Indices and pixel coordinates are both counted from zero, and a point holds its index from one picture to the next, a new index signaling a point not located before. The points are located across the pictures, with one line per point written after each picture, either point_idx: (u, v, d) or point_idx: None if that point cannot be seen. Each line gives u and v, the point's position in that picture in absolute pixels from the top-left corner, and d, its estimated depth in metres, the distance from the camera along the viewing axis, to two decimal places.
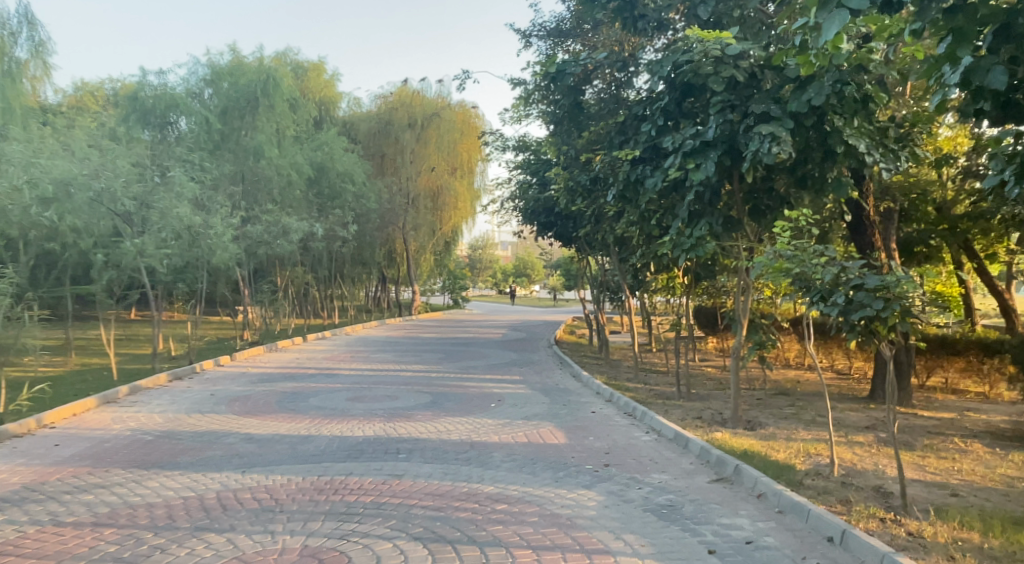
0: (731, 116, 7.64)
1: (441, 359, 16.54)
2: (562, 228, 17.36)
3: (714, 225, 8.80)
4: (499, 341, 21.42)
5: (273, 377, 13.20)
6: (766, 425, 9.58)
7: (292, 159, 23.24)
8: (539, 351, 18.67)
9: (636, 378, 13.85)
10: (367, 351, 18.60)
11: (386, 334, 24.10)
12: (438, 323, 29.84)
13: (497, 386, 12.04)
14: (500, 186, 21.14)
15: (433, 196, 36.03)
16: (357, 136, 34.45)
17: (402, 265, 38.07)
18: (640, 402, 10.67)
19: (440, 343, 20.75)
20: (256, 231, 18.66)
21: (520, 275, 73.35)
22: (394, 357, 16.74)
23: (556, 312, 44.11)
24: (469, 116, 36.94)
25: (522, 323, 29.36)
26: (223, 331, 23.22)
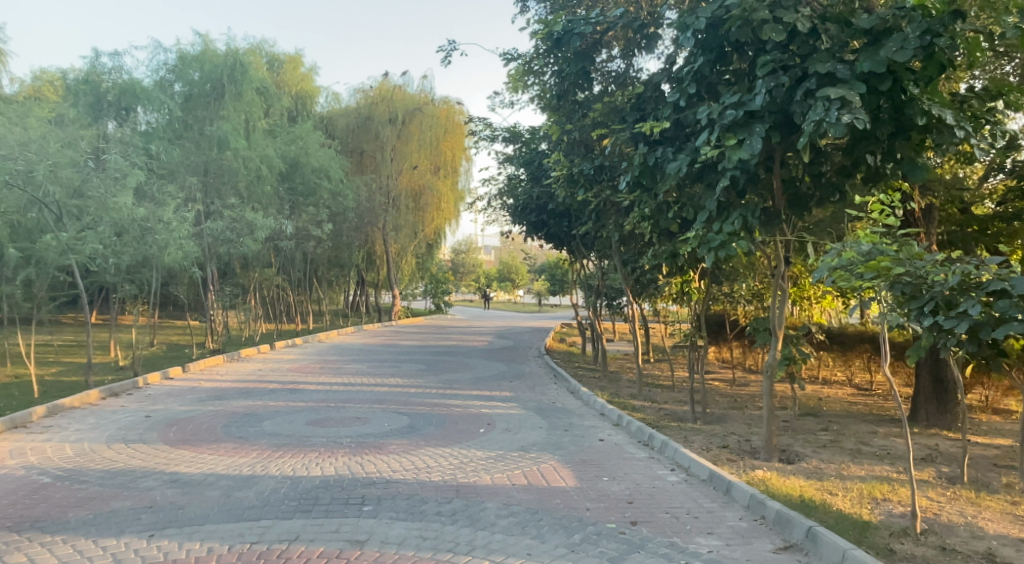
0: (784, 80, 6.16)
1: (421, 370, 14.90)
2: (555, 225, 15.90)
3: (749, 218, 7.33)
4: (485, 351, 19.78)
5: (228, 393, 11.53)
6: (806, 456, 8.05)
7: (263, 152, 21.53)
8: (528, 362, 17.08)
9: (641, 396, 12.28)
10: (340, 361, 16.91)
11: (362, 342, 22.41)
12: (419, 330, 28.14)
13: (485, 407, 10.46)
14: (486, 182, 19.56)
15: (415, 196, 34.35)
16: (335, 132, 32.80)
17: (382, 268, 36.27)
18: (653, 427, 9.12)
19: (421, 352, 19.09)
20: (217, 228, 16.96)
21: (504, 280, 71.69)
22: (370, 368, 15.10)
23: (543, 318, 42.44)
24: (453, 113, 35.35)
25: (509, 329, 27.70)
26: (186, 337, 21.46)
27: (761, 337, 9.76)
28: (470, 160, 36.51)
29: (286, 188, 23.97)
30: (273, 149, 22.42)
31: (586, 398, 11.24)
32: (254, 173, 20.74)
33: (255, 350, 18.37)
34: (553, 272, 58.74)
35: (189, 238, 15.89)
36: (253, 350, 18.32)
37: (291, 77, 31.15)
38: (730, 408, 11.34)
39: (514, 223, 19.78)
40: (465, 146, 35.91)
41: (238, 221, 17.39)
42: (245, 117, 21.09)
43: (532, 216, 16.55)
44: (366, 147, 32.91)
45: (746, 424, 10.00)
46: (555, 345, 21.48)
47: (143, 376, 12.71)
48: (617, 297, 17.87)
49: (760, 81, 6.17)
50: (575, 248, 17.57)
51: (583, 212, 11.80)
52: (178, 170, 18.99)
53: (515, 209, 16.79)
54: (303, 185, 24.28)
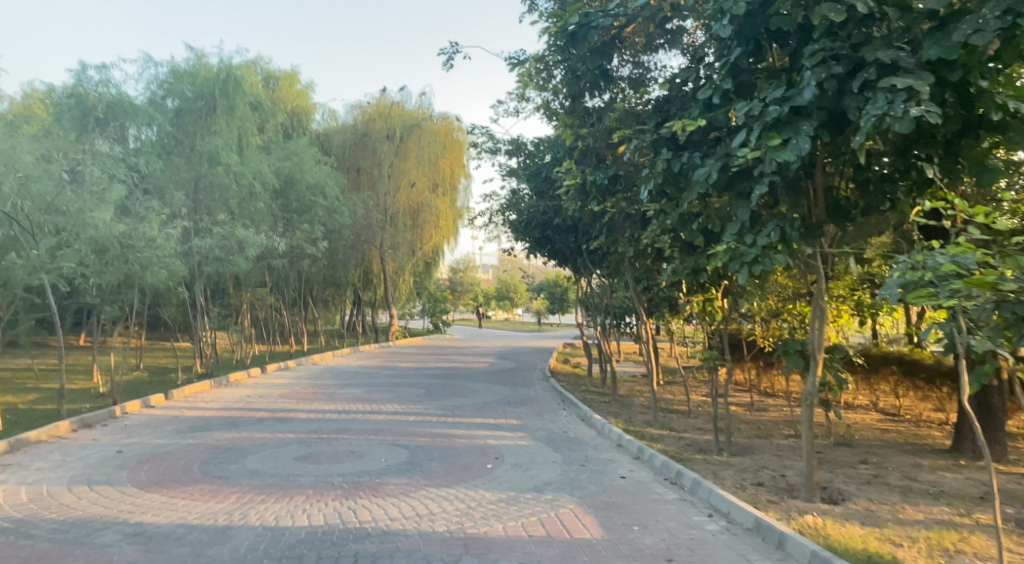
0: (835, 71, 5.44)
1: (421, 395, 14.06)
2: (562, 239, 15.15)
3: (788, 230, 6.59)
4: (486, 373, 18.95)
5: (213, 423, 10.71)
6: (852, 495, 7.22)
7: (257, 168, 20.75)
8: (533, 385, 16.25)
9: (657, 423, 11.45)
10: (335, 384, 16.09)
11: (358, 364, 21.57)
12: (416, 351, 27.29)
13: (490, 437, 9.65)
14: (487, 198, 18.80)
15: (413, 213, 33.61)
16: (332, 149, 32.12)
17: (379, 287, 35.43)
18: (677, 461, 8.30)
19: (420, 375, 18.28)
20: (206, 246, 16.17)
21: (503, 298, 70.86)
22: (367, 393, 14.27)
23: (543, 337, 41.58)
24: (452, 129, 34.69)
25: (510, 350, 26.84)
26: (175, 360, 20.61)
27: (792, 360, 8.95)
28: (469, 177, 35.84)
29: (280, 205, 23.18)
30: (267, 165, 21.70)
31: (599, 427, 10.41)
32: (247, 190, 19.96)
33: (245, 374, 17.52)
34: (552, 290, 57.94)
35: (176, 256, 15.09)
36: (243, 374, 17.48)
37: (287, 94, 30.55)
38: (755, 437, 10.51)
39: (517, 239, 19.00)
40: (464, 162, 35.25)
41: (228, 238, 16.59)
42: (237, 132, 20.33)
43: (539, 228, 15.80)
44: (363, 164, 32.20)
45: (775, 455, 9.18)
46: (559, 366, 20.65)
47: (123, 403, 11.88)
48: (626, 317, 17.06)
49: (808, 72, 5.45)
50: (582, 265, 16.81)
51: (595, 225, 11.03)
52: (167, 186, 18.27)
53: (520, 224, 16.02)
54: (298, 203, 23.48)
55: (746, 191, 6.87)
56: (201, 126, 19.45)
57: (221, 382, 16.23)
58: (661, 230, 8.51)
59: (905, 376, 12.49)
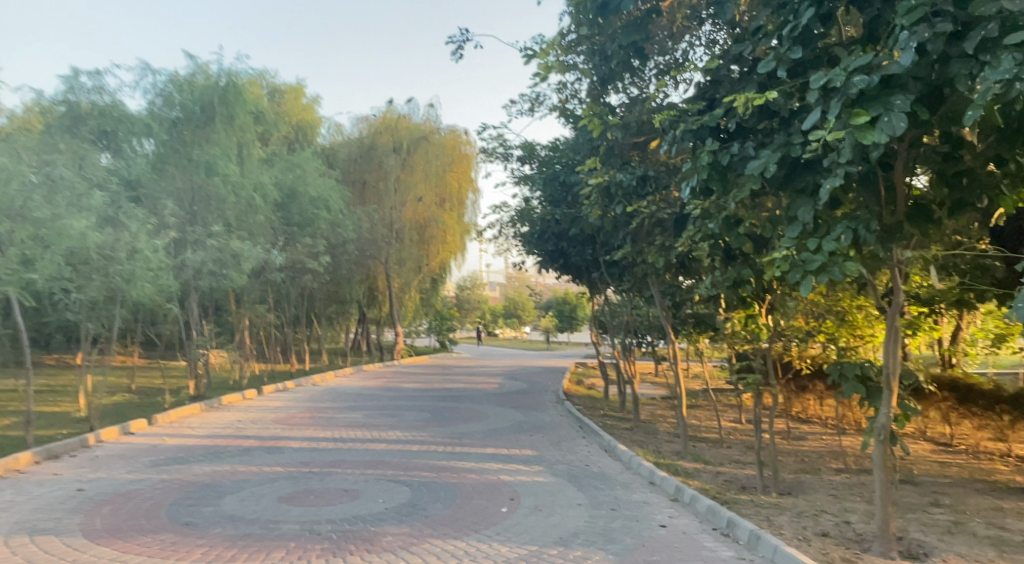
0: (938, 32, 4.40)
1: (426, 421, 12.94)
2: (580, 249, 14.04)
3: (862, 233, 5.55)
4: (496, 395, 17.82)
5: (194, 454, 9.62)
6: (937, 551, 6.09)
7: (257, 180, 19.76)
8: (546, 409, 15.10)
9: (688, 455, 10.31)
10: (335, 407, 15.01)
11: (361, 384, 20.51)
12: (422, 370, 26.18)
13: (503, 472, 8.53)
14: (497, 209, 17.75)
15: (419, 228, 32.68)
16: (336, 162, 31.25)
17: (384, 304, 34.37)
18: (722, 503, 7.17)
19: (425, 397, 17.17)
20: (199, 259, 15.12)
21: (510, 316, 69.64)
22: (368, 418, 13.16)
23: (553, 356, 40.40)
24: (460, 142, 33.76)
25: (520, 370, 25.69)
26: (168, 380, 19.57)
27: (849, 387, 7.86)
28: (477, 192, 34.87)
29: (280, 218, 22.17)
30: (267, 176, 20.73)
31: (624, 459, 9.31)
32: (246, 201, 18.94)
33: (239, 396, 16.45)
34: (561, 308, 56.87)
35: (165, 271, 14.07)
36: (238, 396, 16.41)
37: (291, 106, 30.16)
38: (800, 472, 9.36)
39: (528, 253, 17.91)
40: (472, 176, 34.34)
41: (220, 250, 15.52)
42: (237, 142, 19.31)
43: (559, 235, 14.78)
44: (368, 177, 31.29)
45: (829, 496, 8.03)
46: (572, 388, 19.49)
47: (99, 430, 10.82)
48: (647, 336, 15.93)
49: (905, 33, 4.41)
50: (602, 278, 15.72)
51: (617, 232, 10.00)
52: (158, 195, 17.27)
53: (534, 236, 14.98)
54: (300, 215, 22.42)
55: (808, 188, 5.84)
56: (196, 134, 17.67)
57: (213, 405, 15.16)
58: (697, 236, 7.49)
59: (960, 403, 11.31)
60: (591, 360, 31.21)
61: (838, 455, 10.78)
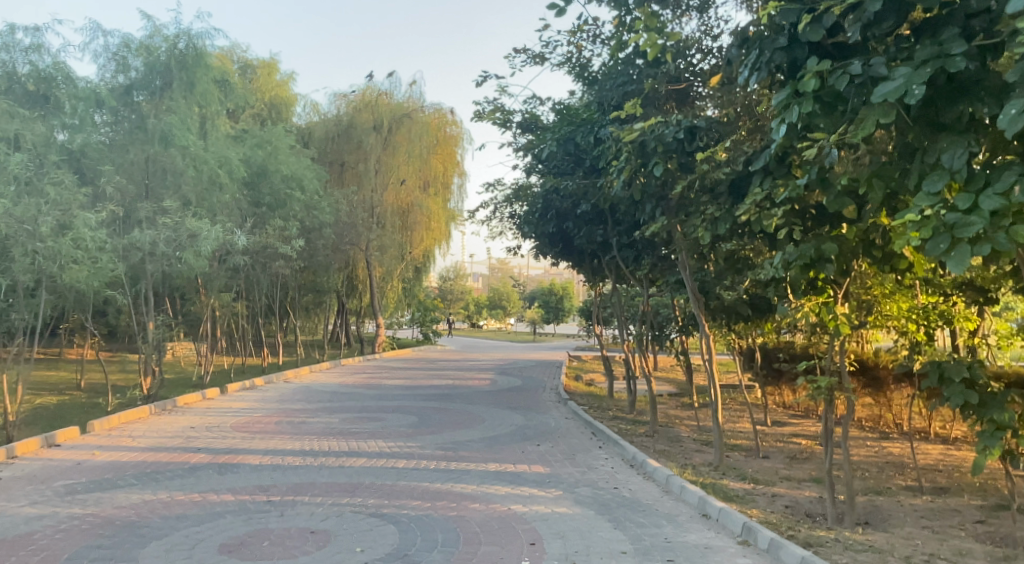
0: None
1: (413, 427, 11.15)
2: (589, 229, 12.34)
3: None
4: (489, 394, 16.07)
5: (127, 474, 7.79)
6: None
7: (226, 158, 17.87)
8: (548, 410, 13.39)
9: (730, 470, 8.63)
10: (308, 409, 13.18)
11: (338, 381, 18.65)
12: (405, 364, 24.34)
13: (512, 499, 6.80)
14: (490, 187, 15.96)
15: (401, 213, 30.79)
16: (312, 142, 29.30)
17: (364, 294, 32.46)
18: (806, 549, 5.49)
19: (410, 396, 15.38)
20: (151, 238, 13.19)
21: (494, 307, 67.82)
22: (345, 424, 11.36)
23: (541, 348, 38.66)
24: (445, 122, 31.79)
25: (511, 365, 23.92)
26: (122, 376, 17.61)
27: (955, 398, 6.22)
28: (462, 175, 32.96)
29: (250, 200, 20.23)
30: (235, 153, 18.77)
31: (660, 480, 7.61)
32: (211, 179, 17.01)
33: (200, 395, 14.56)
34: (547, 299, 55.40)
35: (107, 252, 12.15)
36: (198, 396, 14.52)
37: (264, 83, 28.34)
38: (871, 493, 7.70)
39: (524, 237, 16.13)
40: (457, 159, 32.47)
41: (174, 230, 13.61)
42: (200, 113, 17.35)
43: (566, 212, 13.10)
44: (347, 158, 29.35)
45: (926, 531, 6.39)
46: (572, 385, 17.79)
47: (15, 442, 8.95)
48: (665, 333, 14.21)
49: None
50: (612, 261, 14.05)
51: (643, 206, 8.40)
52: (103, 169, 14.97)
53: (536, 215, 13.25)
54: (272, 195, 20.46)
55: (959, 123, 4.26)
56: (154, 103, 15.56)
57: (167, 407, 13.27)
58: (766, 199, 5.91)
59: None
60: (585, 352, 29.45)
61: (903, 468, 9.16)
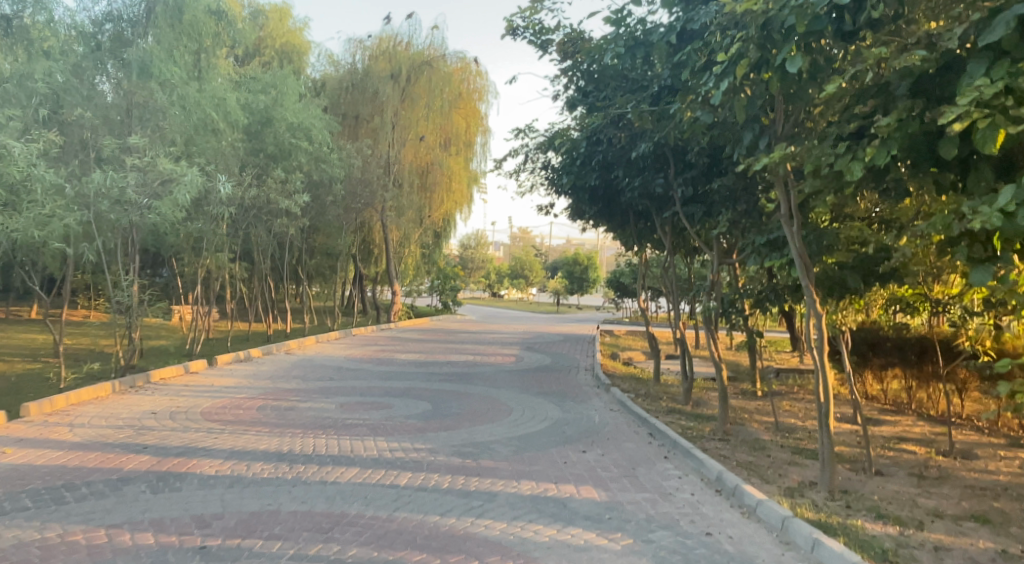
0: None
1: (424, 419, 8.96)
2: (647, 177, 10.07)
3: None
4: (516, 374, 13.84)
5: (28, 488, 5.66)
6: None
7: (224, 100, 15.68)
8: (589, 398, 11.14)
9: (853, 502, 6.29)
10: (302, 390, 11.04)
11: (345, 353, 16.55)
12: (422, 335, 22.21)
13: (561, 557, 4.60)
14: (521, 133, 13.60)
15: (420, 172, 28.51)
16: (325, 93, 26.95)
17: (380, 259, 30.29)
18: None
19: (425, 374, 13.20)
20: (114, 184, 10.98)
21: (516, 276, 65.49)
22: (340, 412, 9.19)
23: (566, 320, 36.42)
24: (470, 73, 29.19)
25: (536, 339, 21.68)
26: (103, 342, 15.63)
27: None
28: (486, 132, 30.49)
29: (250, 149, 17.98)
30: (234, 96, 16.51)
31: (772, 525, 5.33)
32: (202, 121, 14.82)
33: (181, 368, 12.45)
34: (571, 268, 53.08)
35: (56, 196, 9.97)
36: (179, 369, 12.41)
37: (274, 27, 26.03)
38: None
39: (560, 192, 13.75)
40: (481, 114, 29.99)
41: (144, 173, 11.39)
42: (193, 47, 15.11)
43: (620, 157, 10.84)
44: (361, 110, 27.00)
45: None
46: (609, 365, 15.53)
47: None
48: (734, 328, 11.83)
49: None
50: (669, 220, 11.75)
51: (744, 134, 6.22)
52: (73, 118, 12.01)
53: (580, 161, 10.94)
54: (276, 145, 18.19)
55: None
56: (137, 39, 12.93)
57: (137, 383, 11.14)
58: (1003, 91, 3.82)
59: None
60: (618, 328, 27.08)
61: None
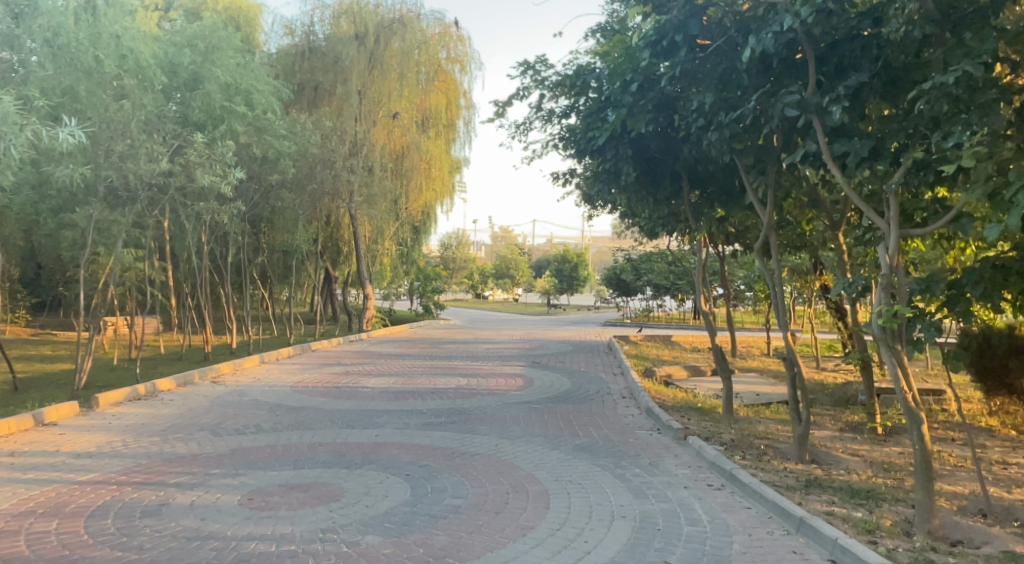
0: None
1: (394, 533, 4.83)
2: (769, 86, 6.18)
3: None
4: (531, 409, 9.72)
5: None
6: None
7: (137, 50, 11.83)
8: (660, 458, 7.04)
9: None
10: (201, 457, 6.83)
11: (295, 380, 12.33)
12: (401, 348, 18.04)
13: None
14: (528, 70, 9.64)
15: (395, 155, 24.36)
16: (278, 63, 22.65)
17: (350, 258, 26.01)
18: None
19: (401, 417, 9.00)
20: None
21: (501, 276, 61.19)
22: (242, 521, 5.01)
23: (564, 323, 32.35)
24: (449, 38, 24.98)
25: (542, 351, 17.56)
26: None
27: None
28: (469, 108, 26.30)
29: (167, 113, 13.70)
30: (143, 43, 12.19)
31: None
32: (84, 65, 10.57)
33: (28, 420, 8.09)
34: (560, 266, 49.10)
35: None
36: (25, 422, 8.06)
37: None
38: None
39: (588, 152, 9.71)
40: (463, 88, 25.85)
41: None
42: None
43: (706, 70, 6.96)
44: (320, 80, 22.66)
45: None
46: (654, 390, 11.45)
47: None
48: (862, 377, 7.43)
49: None
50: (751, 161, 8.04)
51: None
52: None
53: None
54: (205, 111, 13.86)
55: None
56: None
57: None
58: None
59: None
60: (635, 333, 23.00)
61: None
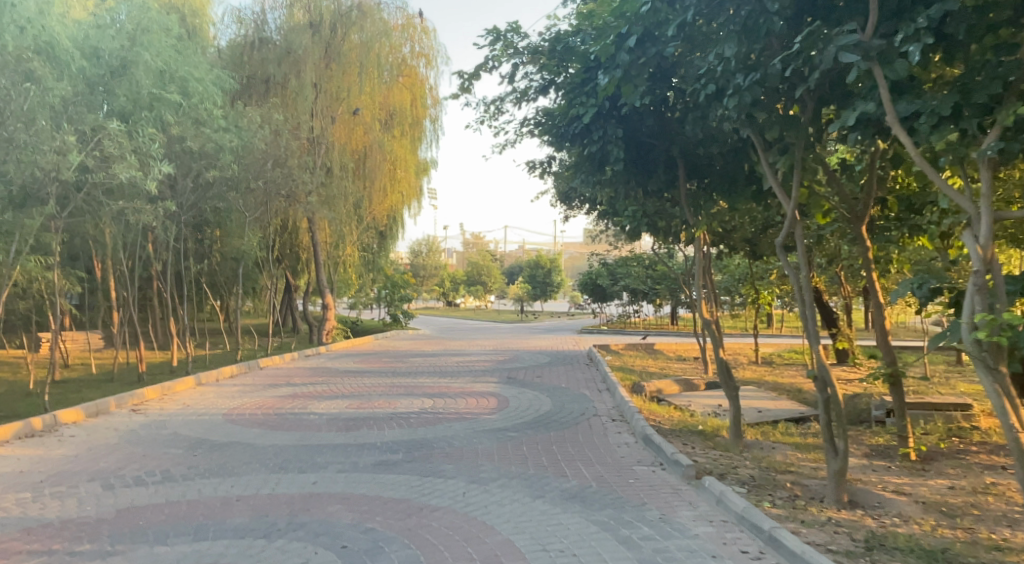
0: None
1: None
2: (818, 24, 4.80)
3: None
4: (504, 439, 8.19)
5: None
6: None
7: (45, 23, 9.93)
8: (671, 510, 5.56)
9: None
10: (74, 527, 5.25)
11: (231, 407, 10.66)
12: (362, 363, 16.39)
13: None
14: (497, 38, 8.28)
15: (356, 154, 22.69)
16: (227, 55, 20.95)
17: (309, 265, 24.27)
18: None
19: (346, 455, 7.42)
20: None
21: (473, 283, 59.57)
22: None
23: (540, 331, 30.80)
24: (414, 30, 23.40)
25: (517, 363, 16.05)
26: None
27: None
28: (435, 104, 24.72)
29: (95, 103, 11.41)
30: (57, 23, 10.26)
31: None
32: None
33: None
34: (533, 272, 47.66)
35: None
36: None
37: None
38: None
39: (567, 137, 8.25)
40: (429, 83, 24.29)
41: None
42: None
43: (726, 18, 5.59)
44: (271, 72, 20.89)
45: None
46: (645, 410, 9.99)
47: None
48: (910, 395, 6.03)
49: None
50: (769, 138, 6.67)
51: None
52: None
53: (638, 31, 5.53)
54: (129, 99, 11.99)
55: None
56: None
57: None
58: None
59: None
60: (617, 341, 21.56)
61: None
